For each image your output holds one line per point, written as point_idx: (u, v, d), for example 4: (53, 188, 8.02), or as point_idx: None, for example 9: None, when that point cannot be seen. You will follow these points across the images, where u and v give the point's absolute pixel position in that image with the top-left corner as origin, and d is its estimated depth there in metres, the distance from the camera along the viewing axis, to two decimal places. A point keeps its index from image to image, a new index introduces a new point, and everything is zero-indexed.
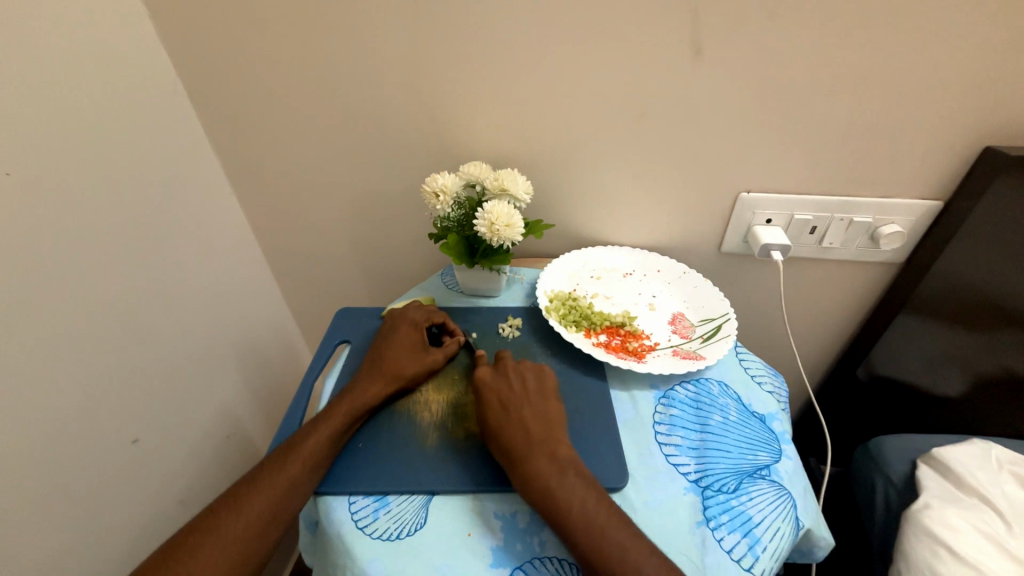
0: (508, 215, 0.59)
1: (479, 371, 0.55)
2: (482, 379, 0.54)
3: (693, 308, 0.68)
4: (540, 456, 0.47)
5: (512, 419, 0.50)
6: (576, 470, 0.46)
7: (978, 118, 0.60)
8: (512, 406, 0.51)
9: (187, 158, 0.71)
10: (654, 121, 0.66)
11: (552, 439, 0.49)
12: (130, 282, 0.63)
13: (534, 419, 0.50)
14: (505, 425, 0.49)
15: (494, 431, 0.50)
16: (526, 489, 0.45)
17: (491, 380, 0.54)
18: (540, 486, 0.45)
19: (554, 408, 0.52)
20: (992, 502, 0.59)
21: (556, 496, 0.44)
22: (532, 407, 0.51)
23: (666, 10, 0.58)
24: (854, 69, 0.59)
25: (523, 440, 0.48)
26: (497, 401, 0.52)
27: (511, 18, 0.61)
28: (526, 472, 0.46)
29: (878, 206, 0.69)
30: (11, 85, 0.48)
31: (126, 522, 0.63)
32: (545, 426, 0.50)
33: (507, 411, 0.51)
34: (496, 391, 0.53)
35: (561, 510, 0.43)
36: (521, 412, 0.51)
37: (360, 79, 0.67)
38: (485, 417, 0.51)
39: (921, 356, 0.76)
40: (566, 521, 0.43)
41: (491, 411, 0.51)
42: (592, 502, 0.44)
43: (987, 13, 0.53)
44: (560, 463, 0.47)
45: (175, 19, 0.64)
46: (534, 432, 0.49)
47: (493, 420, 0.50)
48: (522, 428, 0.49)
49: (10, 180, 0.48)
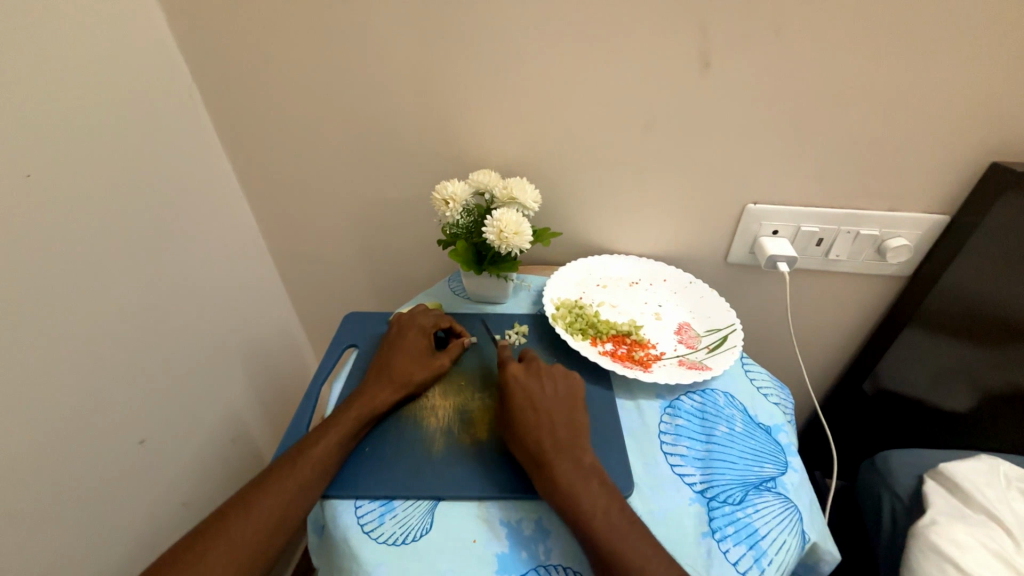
0: (517, 224, 0.60)
1: (512, 367, 0.54)
2: (512, 376, 0.53)
3: (699, 318, 0.68)
4: (568, 461, 0.47)
5: (541, 421, 0.49)
6: (599, 478, 0.46)
7: (985, 134, 0.60)
8: (541, 408, 0.51)
9: (200, 162, 0.72)
10: (662, 133, 0.67)
11: (577, 446, 0.48)
12: (140, 283, 0.63)
13: (560, 426, 0.50)
14: (535, 428, 0.49)
15: (522, 433, 0.49)
16: (550, 495, 0.45)
17: (522, 378, 0.53)
18: (565, 491, 0.45)
19: (580, 414, 0.52)
20: (999, 519, 0.58)
21: (579, 502, 0.44)
22: (559, 413, 0.51)
23: (674, 24, 0.58)
24: (861, 83, 0.59)
25: (551, 445, 0.48)
26: (528, 402, 0.51)
27: (521, 30, 0.62)
28: (552, 477, 0.45)
29: (885, 219, 0.69)
30: (33, 90, 0.50)
31: (131, 523, 0.63)
32: (571, 432, 0.50)
33: (537, 413, 0.50)
34: (526, 391, 0.52)
35: (583, 516, 0.43)
36: (549, 416, 0.50)
37: (372, 87, 0.68)
38: (513, 417, 0.50)
39: (928, 371, 0.75)
40: (588, 528, 0.43)
41: (522, 412, 0.50)
42: (614, 510, 0.44)
43: (994, 30, 0.54)
44: (583, 470, 0.47)
45: (192, 27, 0.65)
46: (561, 438, 0.49)
47: (522, 421, 0.49)
48: (550, 434, 0.49)
49: (29, 182, 0.50)
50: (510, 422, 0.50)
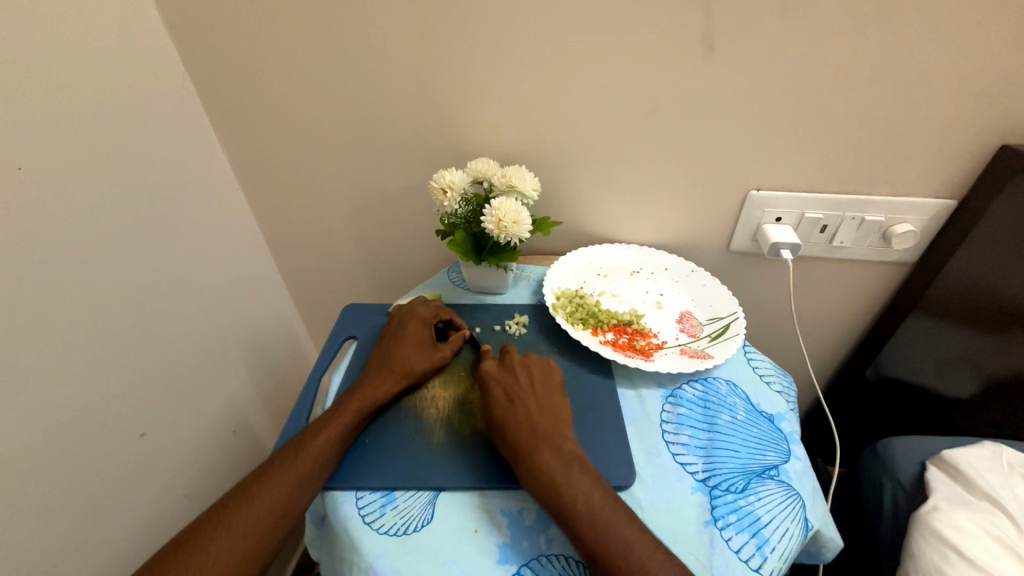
0: (516, 212, 0.59)
1: (484, 364, 0.55)
2: (487, 371, 0.54)
3: (701, 307, 0.68)
4: (547, 451, 0.47)
5: (517, 413, 0.50)
6: (580, 464, 0.46)
7: (992, 117, 0.59)
8: (517, 400, 0.51)
9: (195, 154, 0.72)
10: (663, 119, 0.66)
11: (557, 434, 0.48)
12: (137, 276, 0.63)
13: (537, 414, 0.50)
14: (510, 420, 0.49)
15: (499, 424, 0.49)
16: (531, 485, 0.45)
17: (498, 373, 0.54)
18: (545, 480, 0.45)
19: (561, 403, 0.52)
20: (1002, 505, 0.58)
21: (561, 490, 0.44)
22: (536, 401, 0.51)
23: (676, 6, 0.57)
24: (865, 66, 0.58)
25: (528, 434, 0.48)
26: (503, 395, 0.52)
27: (521, 14, 0.60)
28: (529, 467, 0.46)
29: (890, 205, 0.68)
30: (24, 81, 0.49)
31: (133, 515, 0.63)
32: (551, 421, 0.50)
33: (513, 405, 0.50)
34: (500, 385, 0.53)
35: (566, 505, 0.43)
36: (525, 406, 0.50)
37: (369, 75, 0.67)
38: (490, 410, 0.51)
39: (930, 357, 0.75)
40: (570, 516, 0.43)
41: (497, 405, 0.51)
42: (596, 498, 0.44)
43: (1003, 10, 0.53)
44: (563, 456, 0.46)
45: (184, 15, 0.64)
46: (540, 427, 0.49)
47: (498, 414, 0.50)
48: (526, 423, 0.49)
49: (21, 175, 0.49)
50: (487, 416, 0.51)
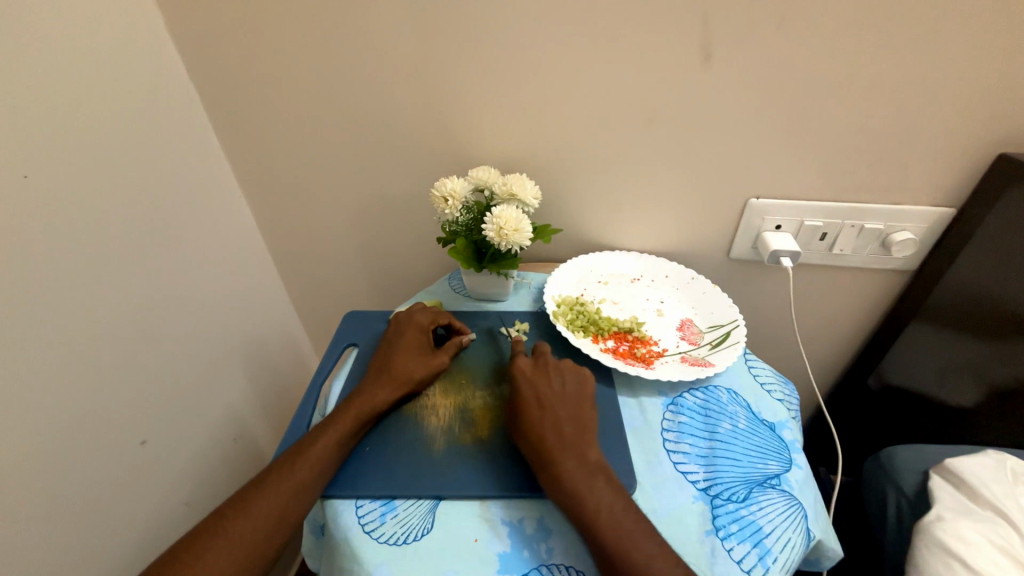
0: (517, 220, 0.59)
1: (519, 364, 0.55)
2: (521, 371, 0.54)
3: (701, 314, 0.68)
4: (573, 458, 0.46)
5: (546, 418, 0.49)
6: (604, 474, 0.46)
7: (990, 126, 0.60)
8: (547, 404, 0.51)
9: (198, 162, 0.72)
10: (662, 127, 0.66)
11: (583, 442, 0.48)
12: (138, 283, 0.63)
13: (565, 421, 0.50)
14: (538, 425, 0.49)
15: (525, 429, 0.49)
16: (554, 492, 0.45)
17: (530, 374, 0.54)
18: (570, 488, 0.44)
19: (589, 411, 0.52)
20: (1006, 515, 0.58)
21: (583, 498, 0.44)
22: (565, 407, 0.51)
23: (675, 16, 0.58)
24: (862, 76, 0.59)
25: (556, 441, 0.48)
26: (534, 398, 0.51)
27: (521, 24, 0.61)
28: (555, 473, 0.46)
29: (889, 212, 0.68)
30: (29, 90, 0.50)
31: (134, 524, 0.63)
32: (577, 428, 0.49)
33: (542, 410, 0.50)
34: (532, 387, 0.52)
35: (588, 513, 0.43)
36: (555, 412, 0.50)
37: (370, 83, 0.68)
38: (520, 414, 0.50)
39: (932, 365, 0.74)
40: (594, 525, 0.42)
41: (527, 408, 0.50)
42: (619, 508, 0.44)
43: (998, 20, 0.53)
44: (588, 466, 0.46)
45: (189, 25, 0.65)
46: (567, 435, 0.48)
47: (528, 418, 0.49)
48: (554, 429, 0.49)
49: (27, 183, 0.50)
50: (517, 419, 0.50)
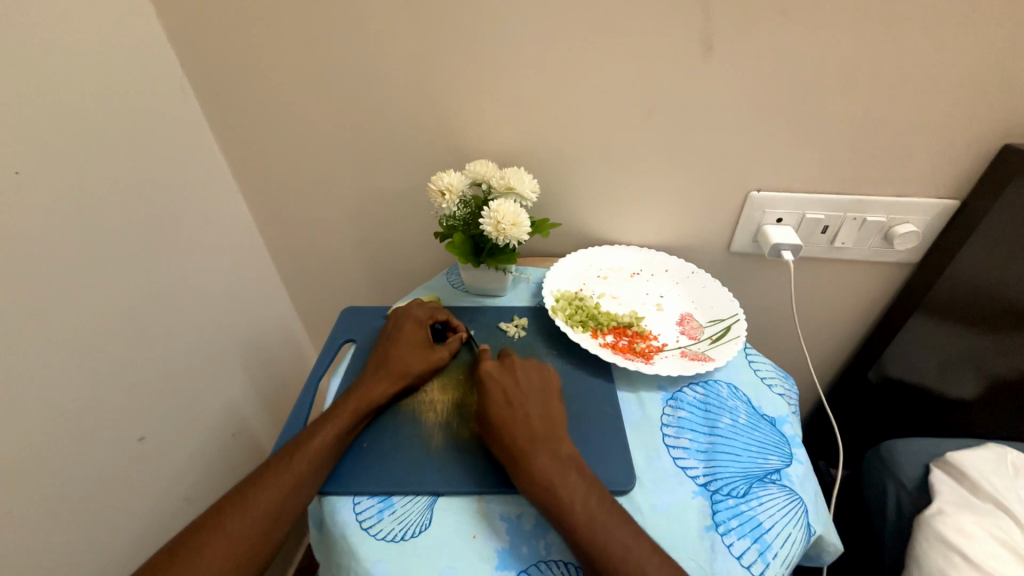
0: (514, 214, 0.59)
1: (483, 365, 0.54)
2: (487, 371, 0.53)
3: (701, 309, 0.68)
4: (544, 454, 0.46)
5: (515, 415, 0.49)
6: (578, 468, 0.46)
7: (993, 118, 0.59)
8: (516, 402, 0.51)
9: (193, 157, 0.72)
10: (662, 120, 0.66)
11: (556, 437, 0.48)
12: (135, 280, 0.63)
13: (537, 417, 0.50)
14: (508, 422, 0.49)
15: (495, 427, 0.49)
16: (528, 487, 0.45)
17: (497, 374, 0.53)
18: (544, 485, 0.44)
19: (557, 407, 0.52)
20: (1007, 508, 0.58)
21: (559, 494, 0.44)
22: (536, 404, 0.51)
23: (675, 7, 0.57)
24: (865, 65, 0.58)
25: (527, 437, 0.47)
26: (502, 396, 0.51)
27: (520, 15, 0.60)
28: (528, 469, 0.45)
29: (891, 205, 0.68)
30: (20, 84, 0.49)
31: (132, 520, 0.63)
32: (547, 425, 0.49)
33: (511, 408, 0.50)
34: (499, 385, 0.52)
35: (565, 508, 0.43)
36: (525, 409, 0.50)
37: (367, 77, 0.67)
38: (485, 413, 0.50)
39: (933, 358, 0.74)
40: (568, 521, 0.42)
41: (495, 407, 0.50)
42: (593, 502, 0.43)
43: (1003, 8, 0.52)
44: (562, 461, 0.46)
45: (183, 18, 0.64)
46: (538, 431, 0.48)
47: (496, 417, 0.49)
48: (525, 425, 0.48)
49: (19, 179, 0.49)
50: (485, 419, 0.50)
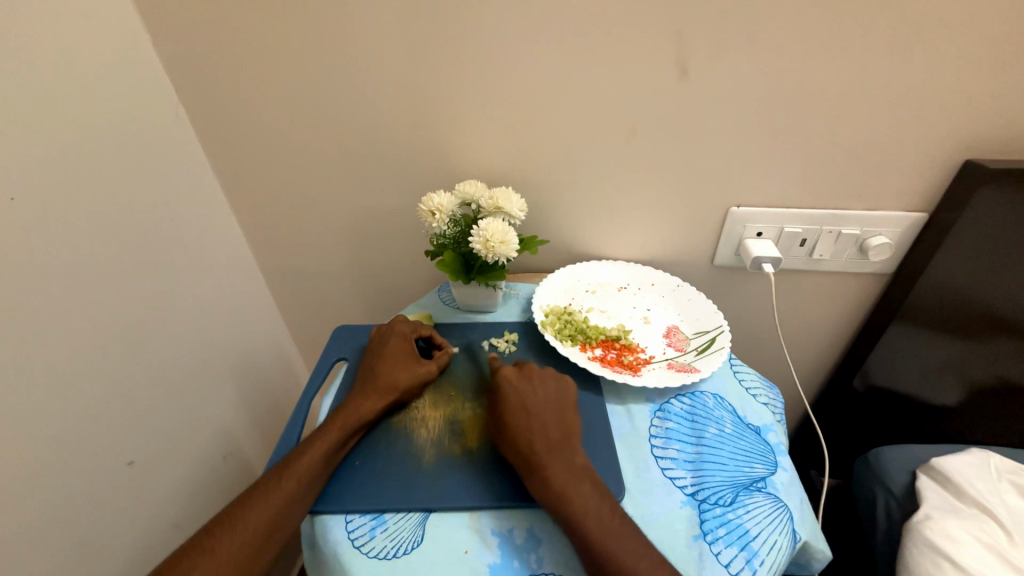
0: (503, 232, 0.60)
1: (504, 370, 0.54)
2: (505, 377, 0.54)
3: (687, 321, 0.69)
4: (559, 463, 0.47)
5: (533, 424, 0.50)
6: (590, 479, 0.47)
7: (959, 133, 0.61)
8: (533, 410, 0.51)
9: (185, 178, 0.72)
10: (644, 140, 0.68)
11: (569, 446, 0.49)
12: (124, 302, 0.62)
13: (552, 426, 0.50)
14: (526, 429, 0.49)
15: (513, 434, 0.49)
16: (541, 493, 0.45)
17: (515, 381, 0.53)
18: (557, 492, 0.45)
19: (572, 416, 0.52)
20: (993, 512, 0.58)
21: (570, 500, 0.44)
22: (552, 414, 0.51)
23: (652, 31, 0.59)
24: (835, 85, 0.60)
25: (543, 446, 0.48)
26: (520, 404, 0.51)
27: (502, 41, 0.62)
28: (542, 477, 0.46)
29: (866, 218, 0.70)
30: (16, 111, 0.50)
31: (120, 545, 0.61)
32: (563, 434, 0.50)
33: (529, 415, 0.50)
34: (517, 393, 0.52)
35: (574, 515, 0.44)
36: (541, 417, 0.50)
37: (356, 100, 0.69)
38: (505, 421, 0.50)
39: (916, 367, 0.77)
40: (580, 527, 0.43)
41: (514, 415, 0.50)
42: (603, 510, 0.44)
43: (960, 30, 0.55)
44: (574, 471, 0.47)
45: (176, 44, 0.66)
46: (554, 440, 0.49)
47: (513, 423, 0.50)
48: (541, 433, 0.49)
49: (14, 205, 0.50)
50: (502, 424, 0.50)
